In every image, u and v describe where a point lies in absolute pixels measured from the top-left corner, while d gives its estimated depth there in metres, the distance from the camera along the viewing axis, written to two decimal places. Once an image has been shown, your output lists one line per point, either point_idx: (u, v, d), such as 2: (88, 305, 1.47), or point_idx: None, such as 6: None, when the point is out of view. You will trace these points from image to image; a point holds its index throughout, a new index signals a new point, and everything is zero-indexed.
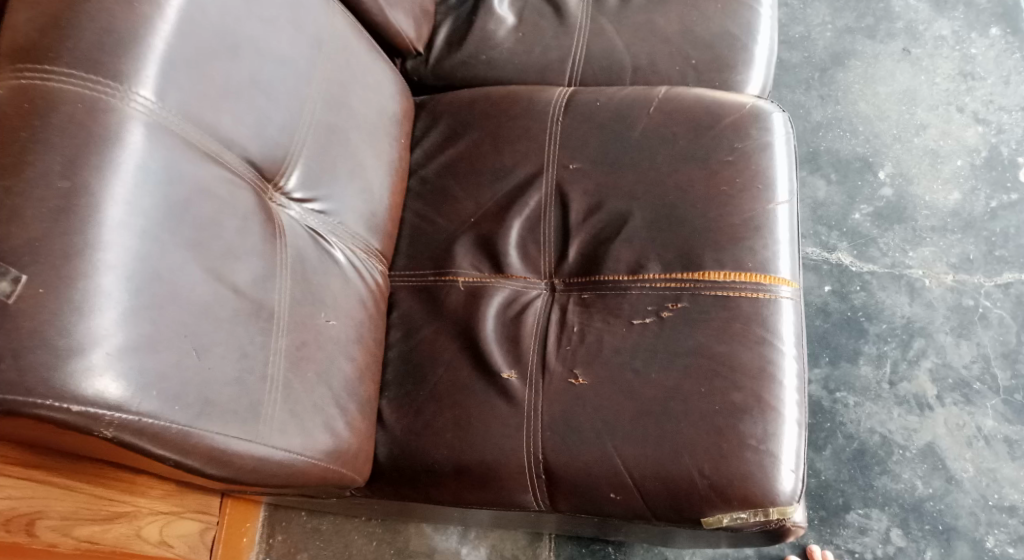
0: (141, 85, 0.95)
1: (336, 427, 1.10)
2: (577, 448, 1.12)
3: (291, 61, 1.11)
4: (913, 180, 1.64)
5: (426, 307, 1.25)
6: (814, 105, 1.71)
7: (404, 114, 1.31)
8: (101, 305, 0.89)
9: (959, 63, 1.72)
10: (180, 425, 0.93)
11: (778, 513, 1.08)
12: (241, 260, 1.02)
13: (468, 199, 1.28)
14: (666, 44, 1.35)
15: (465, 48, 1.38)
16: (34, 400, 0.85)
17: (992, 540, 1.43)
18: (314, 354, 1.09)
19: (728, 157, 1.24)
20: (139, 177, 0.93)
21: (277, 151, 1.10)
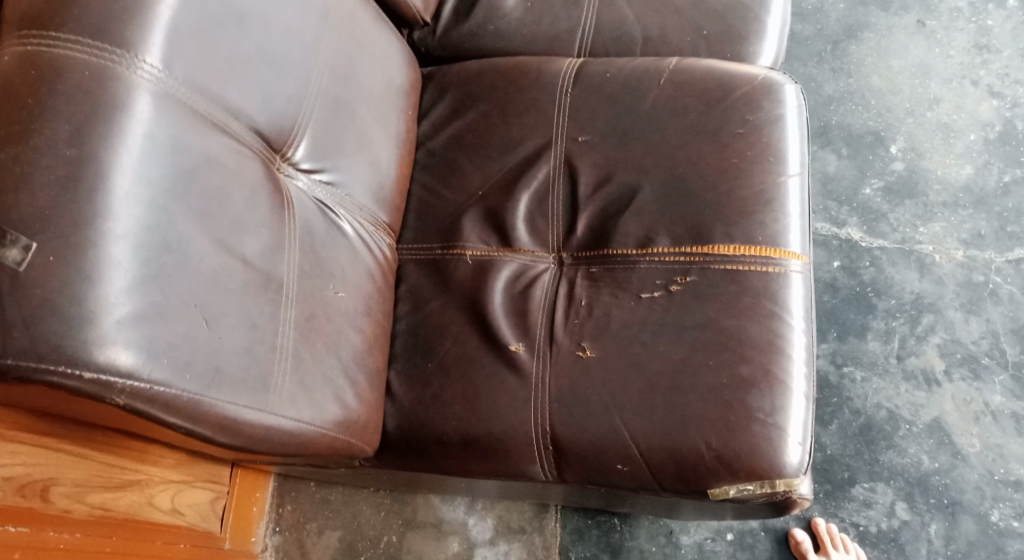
0: (147, 53, 0.95)
1: (345, 398, 1.11)
2: (584, 421, 1.13)
3: (299, 30, 1.10)
4: (925, 155, 1.64)
5: (434, 280, 1.25)
6: (826, 78, 1.70)
7: (412, 86, 1.31)
8: (112, 274, 0.89)
9: (975, 36, 1.71)
10: (190, 394, 0.94)
11: (784, 485, 1.09)
12: (250, 230, 1.02)
13: (477, 172, 1.28)
14: (677, 16, 1.34)
15: (473, 19, 1.37)
16: (45, 367, 0.87)
17: (997, 515, 1.44)
18: (323, 326, 1.10)
19: (739, 129, 1.23)
20: (147, 147, 0.93)
21: (285, 122, 1.10)
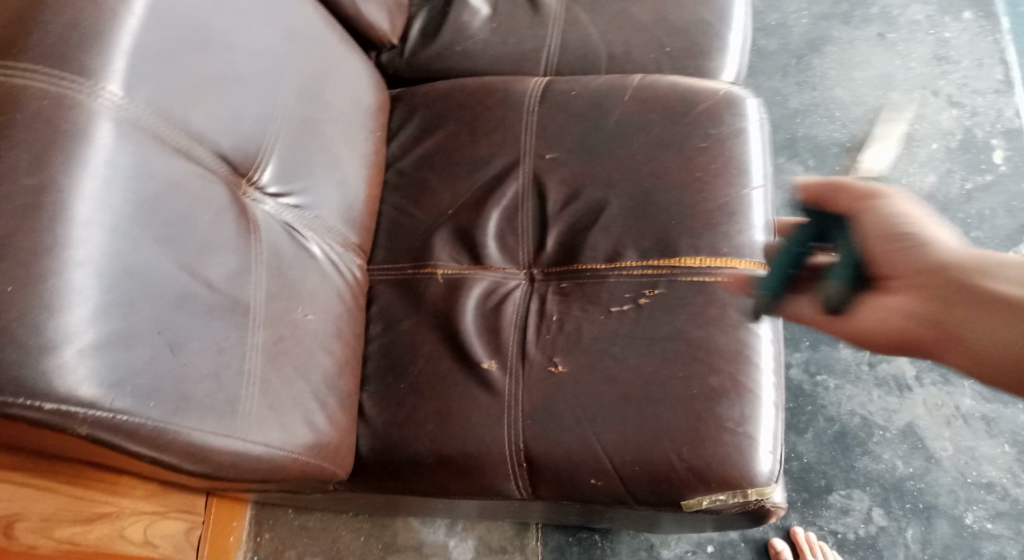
0: (109, 80, 0.94)
1: (316, 421, 1.10)
2: (558, 436, 1.13)
3: (263, 54, 1.10)
4: (889, 164, 1.66)
5: (405, 299, 1.24)
6: (791, 91, 1.73)
7: (378, 108, 1.31)
8: (72, 302, 0.88)
9: (933, 48, 1.74)
10: (155, 422, 0.93)
11: (757, 493, 1.10)
12: (214, 254, 1.02)
13: (445, 191, 1.28)
14: (641, 32, 1.35)
15: (440, 40, 1.38)
16: (5, 401, 0.85)
17: (971, 517, 1.45)
18: (292, 349, 1.09)
19: (703, 143, 1.24)
20: (108, 173, 0.92)
21: (250, 146, 1.09)
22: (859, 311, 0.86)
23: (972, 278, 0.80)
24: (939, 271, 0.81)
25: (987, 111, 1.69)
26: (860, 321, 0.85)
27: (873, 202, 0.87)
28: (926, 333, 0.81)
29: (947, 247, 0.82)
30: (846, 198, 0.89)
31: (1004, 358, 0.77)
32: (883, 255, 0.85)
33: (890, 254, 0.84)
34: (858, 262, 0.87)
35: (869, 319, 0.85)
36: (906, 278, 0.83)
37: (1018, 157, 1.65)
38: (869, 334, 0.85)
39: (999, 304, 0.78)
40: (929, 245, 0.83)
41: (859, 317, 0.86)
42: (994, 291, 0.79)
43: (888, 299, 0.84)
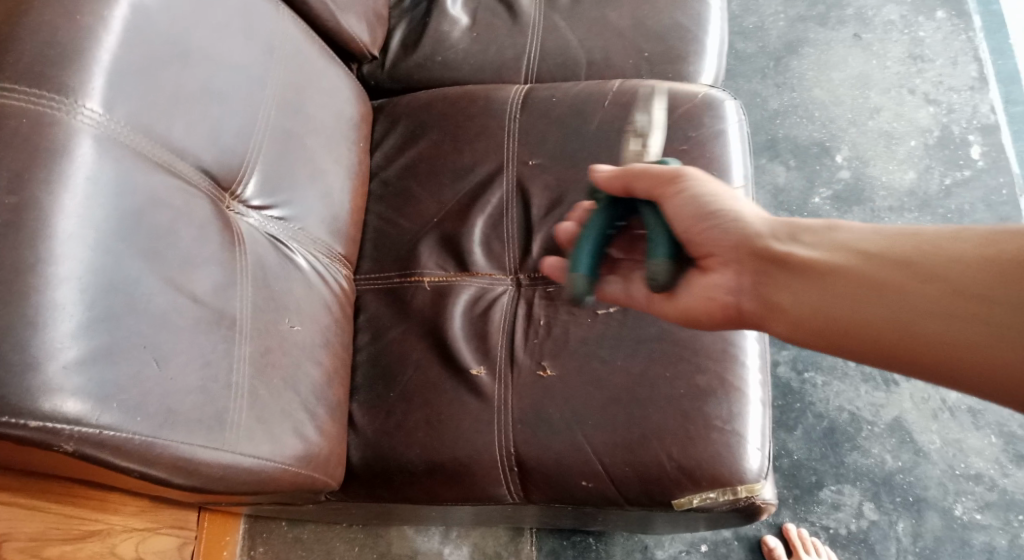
0: (88, 98, 0.95)
1: (305, 432, 1.10)
2: (547, 439, 1.14)
3: (242, 69, 1.11)
4: (869, 162, 1.67)
5: (393, 308, 1.25)
6: (770, 93, 1.75)
7: (361, 119, 1.32)
8: (56, 318, 0.88)
9: (908, 47, 1.77)
10: (142, 436, 0.93)
11: (746, 490, 1.10)
12: (199, 268, 1.02)
13: (430, 200, 1.29)
14: (619, 38, 1.37)
15: (420, 50, 1.39)
16: None
17: (961, 509, 1.46)
18: (280, 360, 1.10)
19: (683, 146, 1.26)
20: (90, 189, 0.93)
21: (232, 160, 1.10)
22: (686, 290, 1.01)
23: (771, 251, 0.96)
24: (742, 245, 0.97)
25: (963, 108, 1.71)
26: (689, 297, 1.01)
27: (682, 187, 1.00)
28: (749, 303, 0.97)
29: (747, 223, 0.98)
30: (658, 183, 1.01)
31: (819, 320, 0.93)
32: (698, 236, 0.99)
33: (701, 235, 0.99)
34: (673, 246, 0.99)
35: (693, 295, 1.01)
36: (715, 254, 0.99)
37: (995, 152, 1.67)
38: (700, 308, 1.00)
39: (802, 270, 0.94)
40: (732, 222, 0.98)
41: (689, 293, 1.01)
42: (800, 262, 0.94)
43: (705, 274, 1.00)
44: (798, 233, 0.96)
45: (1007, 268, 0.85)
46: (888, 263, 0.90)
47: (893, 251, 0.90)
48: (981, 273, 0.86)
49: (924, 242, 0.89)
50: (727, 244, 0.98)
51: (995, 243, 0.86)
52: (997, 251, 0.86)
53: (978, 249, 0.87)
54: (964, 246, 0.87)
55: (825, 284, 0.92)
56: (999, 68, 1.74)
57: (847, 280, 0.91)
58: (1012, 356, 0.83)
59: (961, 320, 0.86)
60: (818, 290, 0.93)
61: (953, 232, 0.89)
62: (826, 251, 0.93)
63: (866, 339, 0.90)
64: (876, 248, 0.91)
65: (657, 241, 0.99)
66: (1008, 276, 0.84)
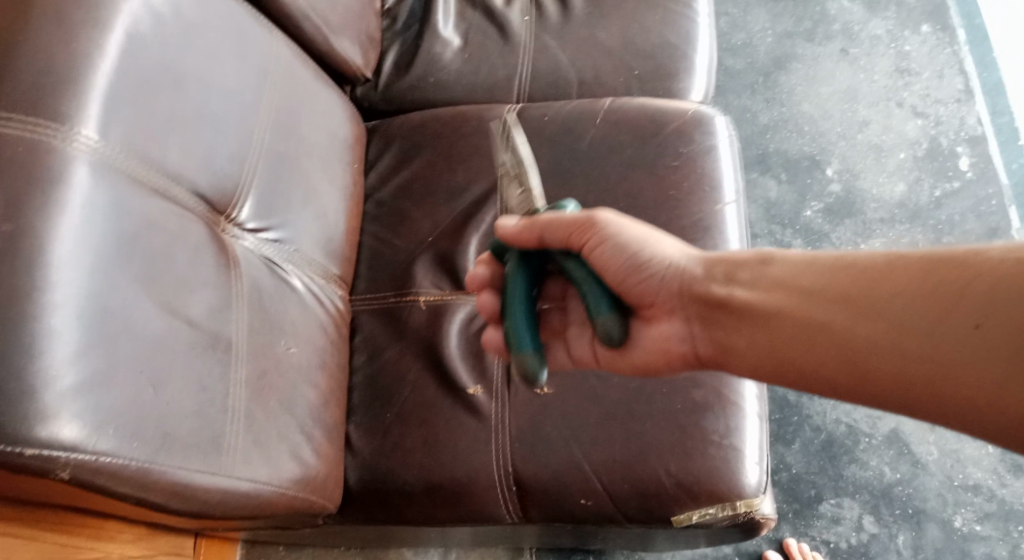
0: (83, 124, 0.95)
1: (303, 455, 1.10)
2: (545, 458, 1.13)
3: (236, 93, 1.12)
4: (860, 175, 1.68)
5: (389, 328, 1.24)
6: (760, 108, 1.76)
7: (355, 140, 1.33)
8: (52, 345, 0.88)
9: (895, 60, 1.78)
10: (140, 462, 0.92)
11: (745, 505, 1.10)
12: (194, 292, 1.02)
13: (424, 219, 1.29)
14: (609, 57, 1.38)
15: (413, 72, 1.40)
16: None
17: (960, 520, 1.46)
18: (276, 383, 1.09)
19: (674, 162, 1.26)
20: (85, 216, 0.93)
21: (227, 183, 1.10)
22: (636, 343, 1.00)
23: (708, 294, 0.96)
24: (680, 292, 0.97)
25: (951, 120, 1.72)
26: (640, 347, 1.00)
27: (604, 235, 0.98)
28: (702, 347, 0.97)
29: (676, 268, 0.98)
30: (577, 236, 0.99)
31: (773, 363, 0.92)
32: (630, 287, 0.98)
33: (637, 286, 0.98)
34: (613, 299, 0.97)
35: (645, 348, 1.00)
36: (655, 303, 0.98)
37: (983, 163, 1.68)
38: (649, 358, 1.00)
39: (744, 313, 0.93)
40: (664, 269, 0.98)
41: (639, 341, 1.00)
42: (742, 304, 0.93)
43: (651, 323, 1.00)
44: (733, 271, 0.95)
45: (942, 296, 0.82)
46: (828, 301, 0.88)
47: (834, 287, 0.88)
48: (919, 302, 0.83)
49: (860, 272, 0.87)
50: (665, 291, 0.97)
51: (928, 268, 0.84)
52: (930, 277, 0.83)
53: (913, 277, 0.84)
54: (897, 275, 0.85)
55: (769, 327, 0.91)
56: (984, 80, 1.76)
57: (790, 319, 0.90)
58: (959, 387, 0.81)
59: (905, 355, 0.83)
60: (764, 335, 0.92)
61: (887, 258, 0.86)
62: (763, 290, 0.92)
63: (820, 380, 0.88)
64: (813, 285, 0.89)
65: (596, 297, 0.97)
66: (949, 302, 0.82)
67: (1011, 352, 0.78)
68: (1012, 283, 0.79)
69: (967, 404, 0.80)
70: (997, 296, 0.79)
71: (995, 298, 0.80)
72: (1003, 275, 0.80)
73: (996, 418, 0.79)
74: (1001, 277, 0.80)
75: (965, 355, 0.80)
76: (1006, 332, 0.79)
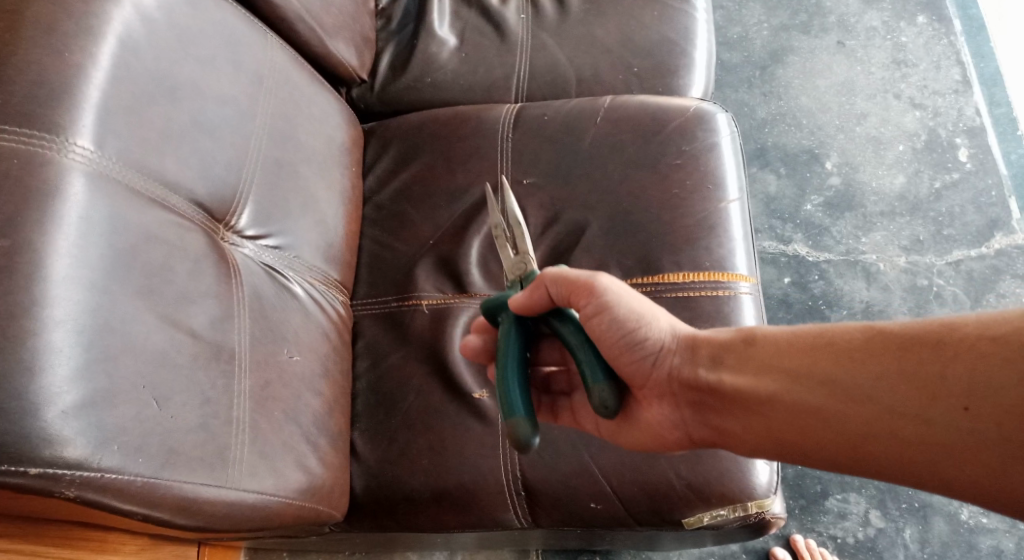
0: (79, 135, 0.93)
1: (308, 464, 1.08)
2: (554, 462, 1.12)
3: (231, 100, 1.10)
4: (859, 167, 1.68)
5: (392, 333, 1.23)
6: (758, 102, 1.75)
7: (352, 143, 1.31)
8: (53, 362, 0.86)
9: (891, 52, 1.78)
10: (145, 478, 0.91)
11: (757, 506, 1.09)
12: (196, 303, 1.00)
13: (425, 222, 1.27)
14: (607, 54, 1.36)
15: (409, 72, 1.38)
16: None
17: (967, 512, 1.46)
18: (280, 393, 1.07)
19: (677, 160, 1.25)
20: (83, 228, 0.91)
21: (224, 191, 1.08)
22: (632, 421, 0.99)
23: (694, 378, 0.95)
24: (671, 376, 0.96)
25: (948, 111, 1.72)
26: (637, 425, 0.99)
27: (602, 302, 0.95)
28: (696, 431, 0.97)
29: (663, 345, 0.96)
30: (578, 297, 0.96)
31: (772, 442, 0.92)
32: (618, 363, 0.97)
33: (627, 365, 0.96)
34: (607, 367, 0.96)
35: (638, 428, 0.99)
36: (646, 385, 0.97)
37: (982, 154, 1.68)
38: (628, 428, 1.00)
39: (738, 398, 0.93)
40: (658, 346, 0.96)
41: (635, 418, 0.99)
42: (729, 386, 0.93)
43: (644, 404, 0.98)
44: (719, 355, 0.95)
45: (923, 383, 0.84)
46: (813, 389, 0.89)
47: (818, 370, 0.89)
48: (903, 386, 0.85)
49: (842, 353, 0.88)
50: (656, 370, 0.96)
51: (902, 352, 0.85)
52: (907, 359, 0.85)
53: (885, 366, 0.86)
54: (875, 355, 0.86)
55: (764, 410, 0.91)
56: (981, 71, 1.75)
57: (783, 405, 0.90)
58: (950, 470, 0.83)
59: (899, 438, 0.85)
60: (758, 417, 0.92)
61: (863, 335, 0.88)
62: (753, 373, 0.92)
63: (819, 456, 0.89)
64: (796, 370, 0.90)
65: (590, 365, 0.95)
66: (930, 387, 0.84)
67: (1000, 440, 0.81)
68: (982, 367, 0.82)
69: (964, 486, 0.83)
70: (975, 380, 0.82)
71: (975, 382, 0.82)
72: (978, 360, 0.82)
73: (996, 496, 0.81)
74: (976, 359, 0.82)
75: (954, 437, 0.82)
76: (990, 414, 0.81)
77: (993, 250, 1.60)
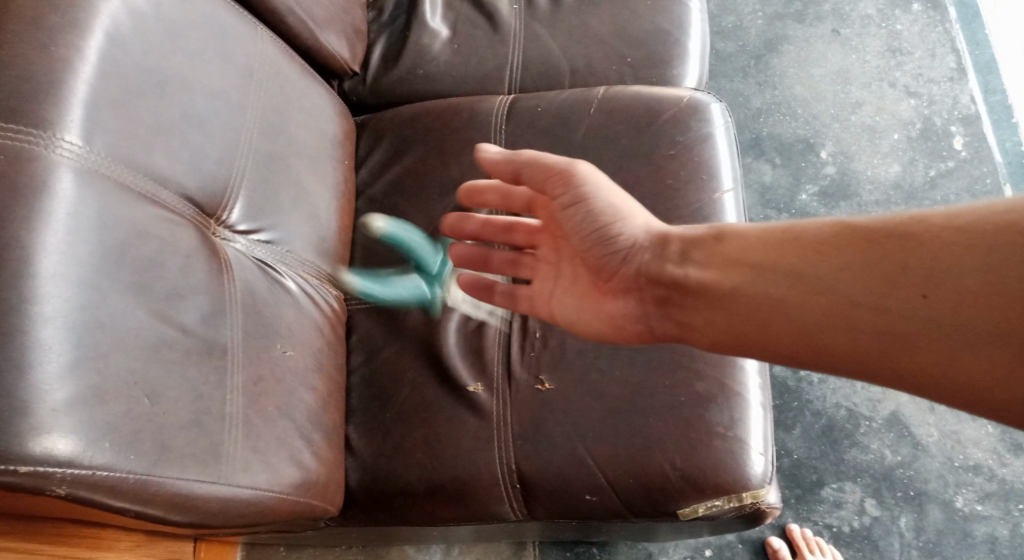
0: (67, 130, 0.93)
1: (302, 459, 1.08)
2: (549, 454, 1.12)
3: (221, 93, 1.09)
4: (854, 156, 1.68)
5: (386, 327, 1.23)
6: (753, 92, 1.75)
7: (344, 135, 1.30)
8: (43, 360, 0.86)
9: (886, 40, 1.77)
10: (137, 475, 0.91)
11: (751, 497, 1.09)
12: (187, 298, 1.00)
13: (418, 215, 1.27)
14: (601, 45, 1.35)
15: (402, 64, 1.37)
16: None
17: (962, 500, 1.46)
18: (273, 388, 1.07)
19: (670, 151, 1.24)
20: (72, 225, 0.91)
21: (215, 185, 1.07)
22: (590, 310, 1.04)
23: (663, 273, 1.01)
24: (639, 271, 1.02)
25: (943, 99, 1.71)
26: (593, 311, 1.03)
27: (575, 190, 1.04)
28: (657, 326, 1.01)
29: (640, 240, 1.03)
30: (551, 183, 1.06)
31: (733, 338, 0.96)
32: (589, 256, 1.04)
33: (597, 261, 1.03)
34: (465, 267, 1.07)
35: (592, 316, 1.03)
36: (612, 281, 1.03)
37: (977, 142, 1.67)
38: (588, 321, 1.04)
39: (702, 290, 0.98)
40: (629, 243, 1.03)
41: (596, 307, 1.03)
42: (698, 282, 0.99)
43: (604, 298, 1.03)
44: (689, 250, 1.01)
45: (884, 273, 0.89)
46: (777, 279, 0.94)
47: (781, 261, 0.95)
48: (862, 275, 0.90)
49: (808, 244, 0.94)
50: (623, 270, 1.02)
51: (866, 249, 0.91)
52: (871, 252, 0.90)
53: (848, 259, 0.91)
54: (839, 251, 0.92)
55: (727, 302, 0.97)
56: (976, 58, 1.75)
57: (746, 297, 0.95)
58: (902, 360, 0.88)
59: (856, 326, 0.90)
60: (721, 309, 0.97)
61: (829, 231, 0.93)
62: (718, 268, 0.98)
63: (776, 353, 0.94)
64: (762, 263, 0.96)
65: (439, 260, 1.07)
66: (888, 278, 0.89)
67: (956, 325, 0.86)
68: (943, 261, 0.87)
69: (940, 379, 0.86)
70: (937, 271, 0.87)
71: (935, 274, 0.87)
72: (946, 253, 0.87)
73: (955, 387, 0.86)
74: (936, 253, 0.87)
75: (911, 324, 0.87)
76: (951, 303, 0.86)
77: None
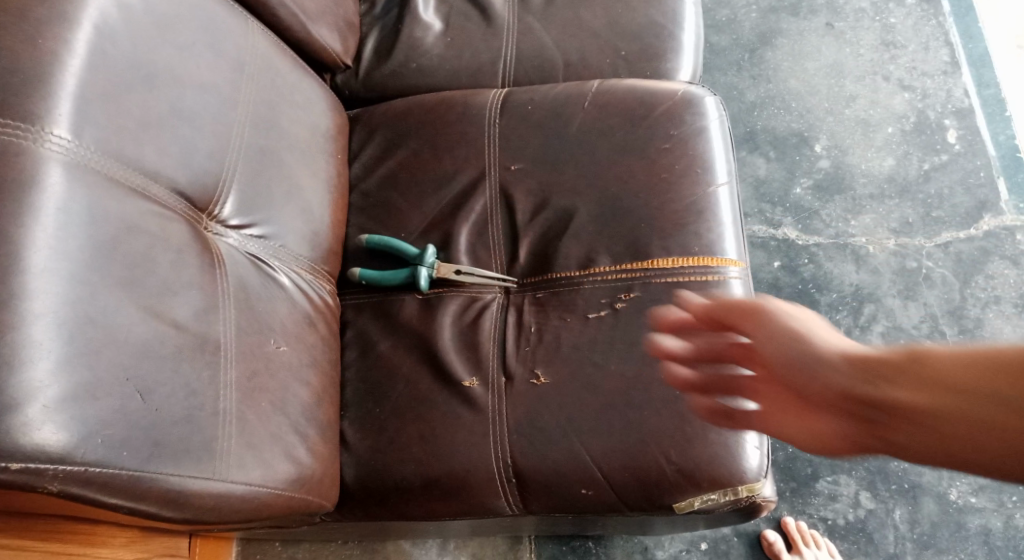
0: (56, 124, 0.92)
1: (297, 454, 1.07)
2: (545, 449, 1.11)
3: (211, 86, 1.08)
4: (848, 150, 1.68)
5: (381, 322, 1.23)
6: (747, 85, 1.75)
7: (337, 129, 1.29)
8: (33, 356, 0.85)
9: (880, 34, 1.77)
10: (130, 471, 0.90)
11: (747, 490, 1.09)
12: (179, 294, 0.99)
13: (412, 210, 1.27)
14: (594, 38, 1.35)
15: (395, 58, 1.37)
16: None
17: (956, 492, 1.46)
18: (267, 384, 1.07)
19: (665, 144, 1.24)
20: (62, 220, 0.90)
21: (206, 180, 1.07)
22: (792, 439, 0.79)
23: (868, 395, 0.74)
24: (842, 393, 0.76)
25: (937, 93, 1.71)
26: (794, 430, 0.78)
27: (764, 324, 0.81)
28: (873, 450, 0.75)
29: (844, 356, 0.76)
30: (738, 320, 0.83)
31: (944, 457, 0.71)
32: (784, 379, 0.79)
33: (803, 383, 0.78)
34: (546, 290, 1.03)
35: (802, 436, 0.78)
36: (819, 406, 0.77)
37: (970, 136, 1.67)
38: (811, 447, 0.78)
39: (909, 416, 0.72)
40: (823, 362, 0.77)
41: (796, 435, 0.78)
42: (901, 400, 0.73)
43: (807, 426, 0.78)
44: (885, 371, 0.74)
45: None
46: (984, 401, 0.70)
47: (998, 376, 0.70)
48: None
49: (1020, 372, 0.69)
50: (821, 388, 0.77)
51: None
52: None
53: None
54: None
55: (929, 426, 0.71)
56: (970, 51, 1.75)
57: (954, 418, 0.71)
58: None
59: None
60: (937, 437, 0.71)
61: None
62: (928, 389, 0.72)
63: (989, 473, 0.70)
64: (969, 383, 0.71)
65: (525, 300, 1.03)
66: None
67: None
68: None
69: None
70: None
71: None
72: None
73: None
74: None
75: None
76: None
77: (982, 232, 1.61)
